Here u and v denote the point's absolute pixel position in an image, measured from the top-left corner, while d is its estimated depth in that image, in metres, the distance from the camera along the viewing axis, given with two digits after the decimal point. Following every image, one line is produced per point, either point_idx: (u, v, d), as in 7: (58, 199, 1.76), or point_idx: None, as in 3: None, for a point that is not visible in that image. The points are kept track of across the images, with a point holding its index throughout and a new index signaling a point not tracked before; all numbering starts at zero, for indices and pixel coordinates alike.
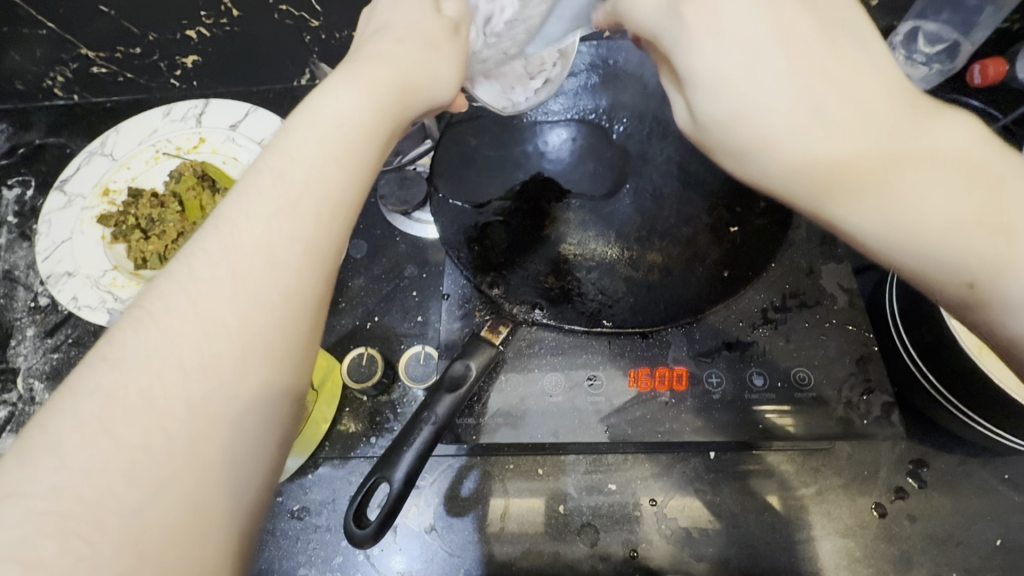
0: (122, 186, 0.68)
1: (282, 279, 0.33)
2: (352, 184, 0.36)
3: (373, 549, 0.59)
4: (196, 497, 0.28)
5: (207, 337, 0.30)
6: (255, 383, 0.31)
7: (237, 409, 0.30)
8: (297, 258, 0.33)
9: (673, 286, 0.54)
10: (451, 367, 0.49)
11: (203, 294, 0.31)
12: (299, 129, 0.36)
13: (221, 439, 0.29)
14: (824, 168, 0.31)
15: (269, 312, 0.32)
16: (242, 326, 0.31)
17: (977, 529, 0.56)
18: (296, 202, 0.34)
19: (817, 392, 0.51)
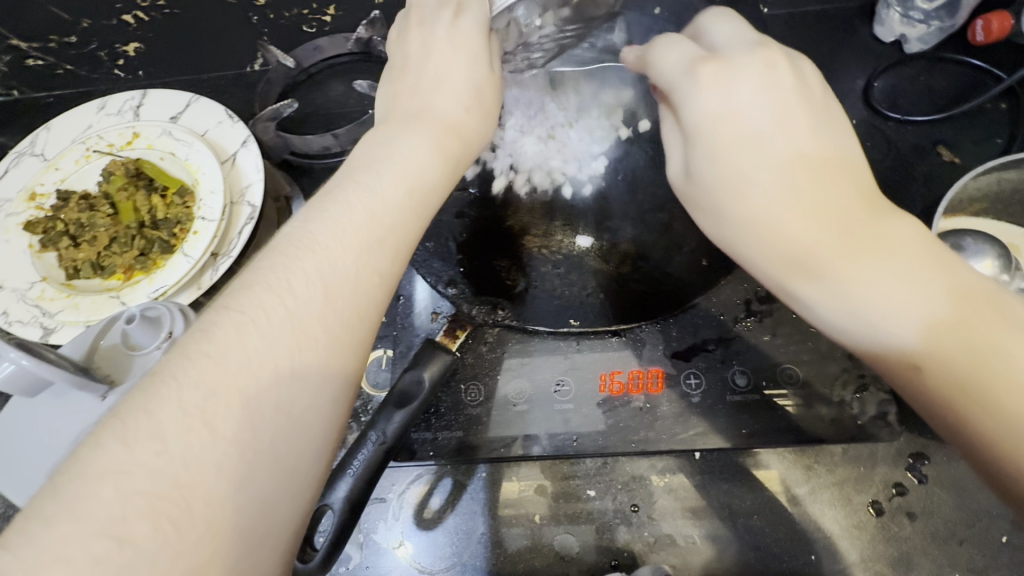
0: (51, 188, 0.62)
1: (366, 314, 0.34)
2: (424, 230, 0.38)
3: (338, 568, 0.55)
4: (263, 523, 0.27)
5: (300, 361, 0.30)
6: (333, 412, 0.32)
7: (319, 425, 0.31)
8: (378, 296, 0.34)
9: (646, 279, 0.49)
10: (401, 379, 0.45)
11: (301, 311, 0.31)
12: (393, 170, 0.37)
13: (301, 448, 0.30)
14: (788, 247, 0.33)
15: (354, 346, 0.33)
16: (335, 348, 0.32)
17: (982, 526, 0.52)
18: (385, 240, 0.35)
19: (806, 390, 0.47)
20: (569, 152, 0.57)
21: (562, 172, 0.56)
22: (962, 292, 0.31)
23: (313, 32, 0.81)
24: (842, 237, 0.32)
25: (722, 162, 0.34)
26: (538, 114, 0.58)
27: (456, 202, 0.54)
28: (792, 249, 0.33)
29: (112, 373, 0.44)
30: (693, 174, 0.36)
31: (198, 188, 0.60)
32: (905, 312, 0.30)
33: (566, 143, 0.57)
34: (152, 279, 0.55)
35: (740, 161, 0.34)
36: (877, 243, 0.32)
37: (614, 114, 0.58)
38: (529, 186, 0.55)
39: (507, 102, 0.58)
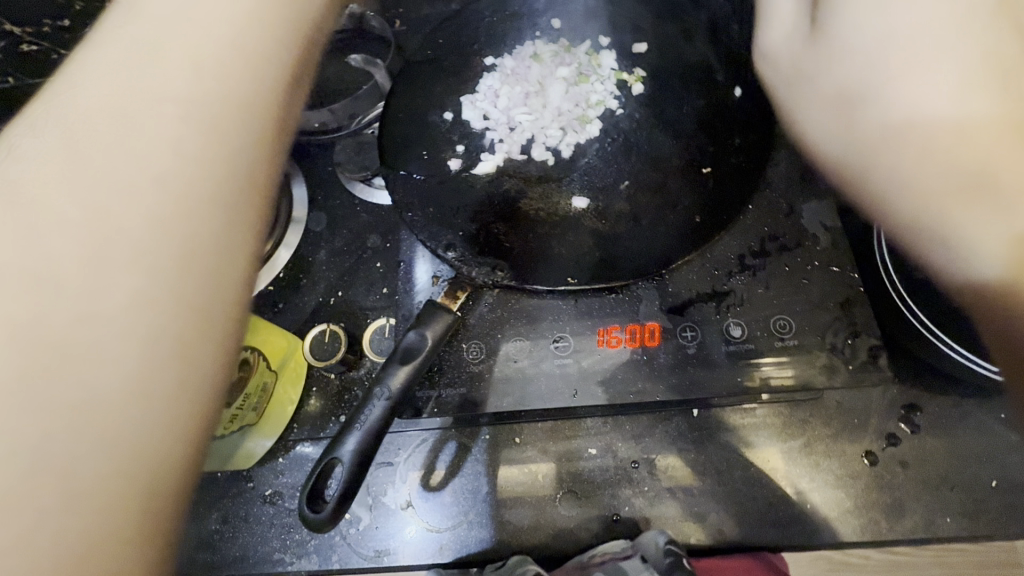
0: None
1: (158, 153, 0.25)
2: (255, 30, 0.29)
3: (349, 530, 0.57)
4: (37, 460, 0.21)
5: (45, 239, 0.23)
6: (148, 309, 0.23)
7: (130, 352, 0.23)
8: (177, 122, 0.25)
9: (642, 237, 0.50)
10: (405, 338, 0.46)
11: (40, 178, 0.23)
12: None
13: (100, 391, 0.22)
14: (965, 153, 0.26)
15: (143, 194, 0.24)
16: (133, 239, 0.23)
17: (972, 472, 0.54)
18: (170, 52, 0.26)
19: (798, 339, 0.48)
20: (565, 120, 0.58)
21: (557, 138, 0.57)
22: None
23: None
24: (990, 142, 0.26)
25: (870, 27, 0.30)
26: (535, 81, 0.60)
27: (453, 171, 0.55)
28: (965, 138, 0.26)
29: None
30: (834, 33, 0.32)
31: None
32: None
33: (561, 112, 0.58)
34: None
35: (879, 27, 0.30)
36: None
37: (608, 80, 0.58)
38: (525, 155, 0.56)
39: (500, 74, 0.60)
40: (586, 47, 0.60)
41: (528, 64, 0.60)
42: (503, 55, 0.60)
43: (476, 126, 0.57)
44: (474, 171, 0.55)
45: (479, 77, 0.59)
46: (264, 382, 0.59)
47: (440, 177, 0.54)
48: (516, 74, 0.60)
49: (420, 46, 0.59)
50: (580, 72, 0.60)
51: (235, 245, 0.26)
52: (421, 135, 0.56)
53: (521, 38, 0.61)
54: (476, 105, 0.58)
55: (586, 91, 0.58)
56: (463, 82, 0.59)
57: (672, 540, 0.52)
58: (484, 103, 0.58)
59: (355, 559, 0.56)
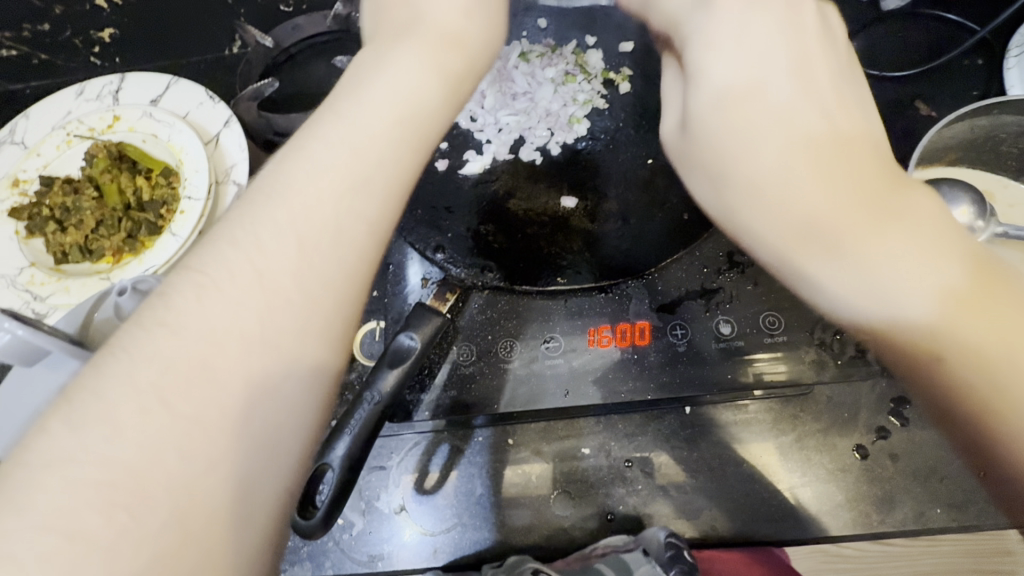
0: (34, 175, 0.61)
1: (346, 260, 0.31)
2: (410, 169, 0.35)
3: (343, 535, 0.57)
4: (240, 476, 0.27)
5: (270, 312, 0.29)
6: (312, 363, 0.30)
7: (293, 390, 0.29)
8: (360, 240, 0.32)
9: (628, 236, 0.51)
10: (394, 341, 0.45)
11: (264, 256, 0.30)
12: (375, 103, 0.34)
13: (280, 421, 0.29)
14: (800, 218, 0.30)
15: (333, 293, 0.31)
16: (305, 312, 0.30)
17: (962, 463, 0.54)
18: (358, 180, 0.32)
19: (787, 335, 0.48)
20: (553, 120, 0.57)
21: (544, 138, 0.56)
22: (953, 294, 0.28)
23: (290, 11, 0.78)
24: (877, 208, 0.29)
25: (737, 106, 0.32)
26: (523, 80, 0.60)
27: (440, 172, 0.55)
28: (790, 199, 0.30)
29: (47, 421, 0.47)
30: (693, 124, 0.33)
31: (182, 169, 0.60)
32: (908, 325, 0.28)
33: (550, 111, 0.57)
34: (142, 260, 0.56)
35: (757, 112, 0.32)
36: (897, 214, 0.28)
37: (595, 79, 0.58)
38: (513, 155, 0.56)
39: (488, 76, 0.59)
40: (572, 46, 0.60)
41: (514, 63, 0.60)
42: None
43: (461, 126, 0.58)
44: (461, 171, 0.55)
45: None
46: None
47: (426, 178, 0.54)
48: (503, 74, 0.59)
49: None
50: (567, 70, 0.59)
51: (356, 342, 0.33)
52: None
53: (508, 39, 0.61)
54: (465, 107, 0.58)
55: (575, 89, 0.58)
56: None
57: (673, 533, 0.53)
58: (473, 105, 0.58)
59: (349, 564, 0.56)
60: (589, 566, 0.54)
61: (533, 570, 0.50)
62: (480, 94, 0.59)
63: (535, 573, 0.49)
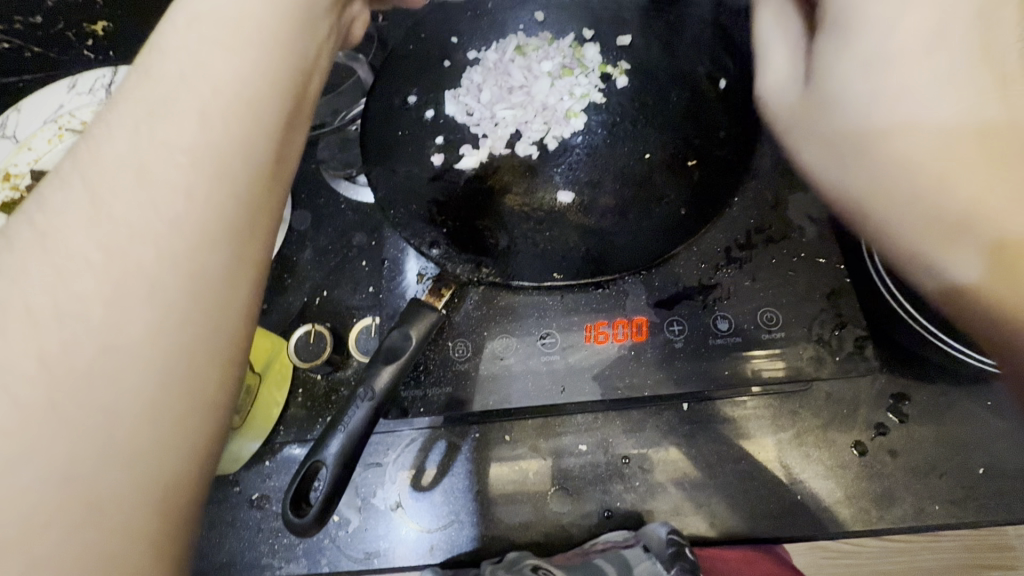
0: (26, 169, 0.61)
1: (168, 192, 0.27)
2: (248, 89, 0.30)
3: (339, 532, 0.56)
4: (67, 471, 0.23)
5: (71, 276, 0.25)
6: (141, 325, 0.25)
7: (116, 362, 0.25)
8: (181, 171, 0.27)
9: (627, 230, 0.50)
10: (389, 336, 0.45)
11: (68, 220, 0.26)
12: (178, 36, 0.30)
13: (102, 402, 0.24)
14: (947, 203, 0.29)
15: (156, 231, 0.26)
16: (117, 268, 0.25)
17: (961, 460, 0.54)
18: (168, 111, 0.28)
19: (785, 331, 0.48)
20: (550, 114, 0.57)
21: (540, 133, 0.56)
22: None
23: None
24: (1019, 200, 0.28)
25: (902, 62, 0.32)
26: (520, 74, 0.59)
27: (436, 166, 0.54)
28: (929, 172, 0.30)
29: None
30: (829, 83, 0.35)
31: None
32: None
33: (546, 105, 0.57)
34: None
35: (920, 74, 0.31)
36: None
37: (593, 73, 0.57)
38: (509, 149, 0.56)
39: (484, 70, 0.59)
40: (569, 40, 0.60)
41: (511, 57, 0.59)
42: (485, 49, 0.60)
43: (457, 120, 0.57)
44: (457, 166, 0.55)
45: (460, 72, 0.59)
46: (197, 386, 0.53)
47: (423, 173, 0.54)
48: (499, 69, 0.59)
49: (402, 38, 0.58)
50: (564, 64, 0.59)
51: (247, 280, 0.28)
52: (404, 133, 0.55)
53: (505, 33, 0.60)
54: (462, 101, 0.58)
55: (572, 83, 0.58)
56: (446, 78, 0.58)
57: (673, 530, 0.52)
58: (470, 100, 0.58)
59: (345, 561, 0.56)
60: (589, 561, 0.52)
61: (532, 566, 0.50)
62: (478, 89, 0.58)
63: (534, 569, 0.49)
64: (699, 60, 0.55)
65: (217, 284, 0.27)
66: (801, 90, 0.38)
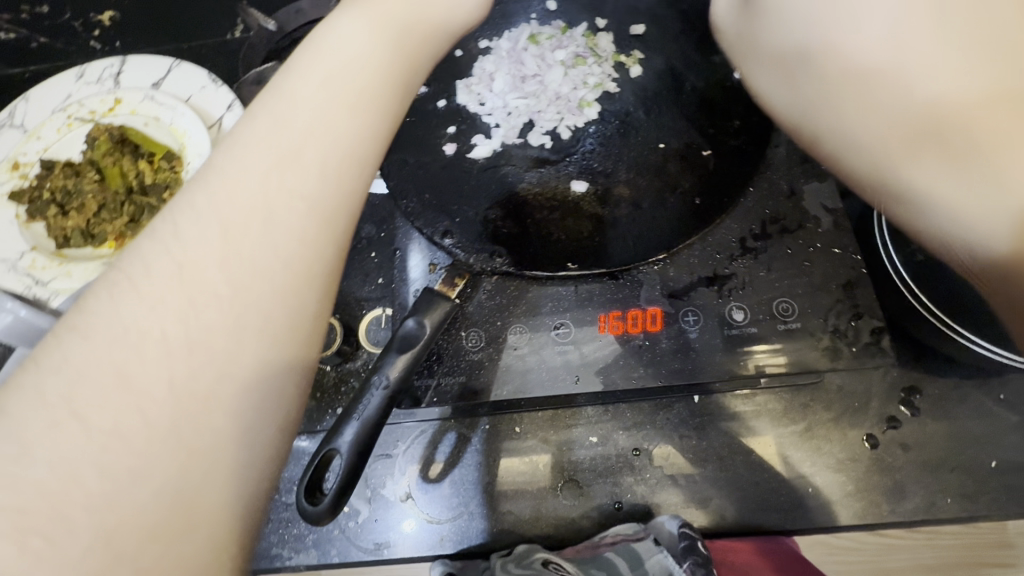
0: (34, 158, 0.60)
1: (283, 238, 0.29)
2: (364, 140, 0.32)
3: (349, 523, 0.56)
4: (181, 487, 0.25)
5: (193, 304, 0.26)
6: (253, 359, 0.27)
7: (234, 392, 0.26)
8: (300, 215, 0.29)
9: (641, 221, 0.49)
10: (402, 326, 0.45)
11: (189, 246, 0.27)
12: (307, 77, 0.32)
13: (217, 425, 0.26)
14: (913, 118, 0.31)
15: (268, 274, 0.28)
16: (237, 301, 0.27)
17: (973, 453, 0.53)
18: (295, 155, 0.30)
19: (801, 322, 0.48)
20: (562, 103, 0.56)
21: (554, 122, 0.55)
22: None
23: None
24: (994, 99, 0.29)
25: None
26: (534, 63, 0.58)
27: (448, 156, 0.54)
28: (887, 95, 0.32)
29: None
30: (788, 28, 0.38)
31: (185, 153, 0.59)
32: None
33: (559, 94, 0.57)
34: None
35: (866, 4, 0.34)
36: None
37: (606, 63, 0.57)
38: (522, 139, 0.55)
39: (497, 59, 0.58)
40: (582, 29, 0.59)
41: (523, 46, 0.59)
42: (496, 38, 0.59)
43: (469, 110, 0.57)
44: (469, 155, 0.54)
45: (472, 61, 0.59)
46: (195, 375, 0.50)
47: (434, 163, 0.54)
48: (511, 57, 0.58)
49: None
50: (577, 53, 0.58)
51: (323, 325, 0.31)
52: (415, 123, 0.55)
53: (517, 23, 0.60)
54: (475, 91, 0.57)
55: (585, 72, 0.57)
56: (457, 67, 0.58)
57: (687, 524, 0.52)
58: (482, 89, 0.57)
59: (355, 552, 0.56)
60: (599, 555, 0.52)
61: (542, 561, 0.50)
62: (490, 78, 0.58)
63: (545, 564, 0.49)
64: (714, 48, 0.54)
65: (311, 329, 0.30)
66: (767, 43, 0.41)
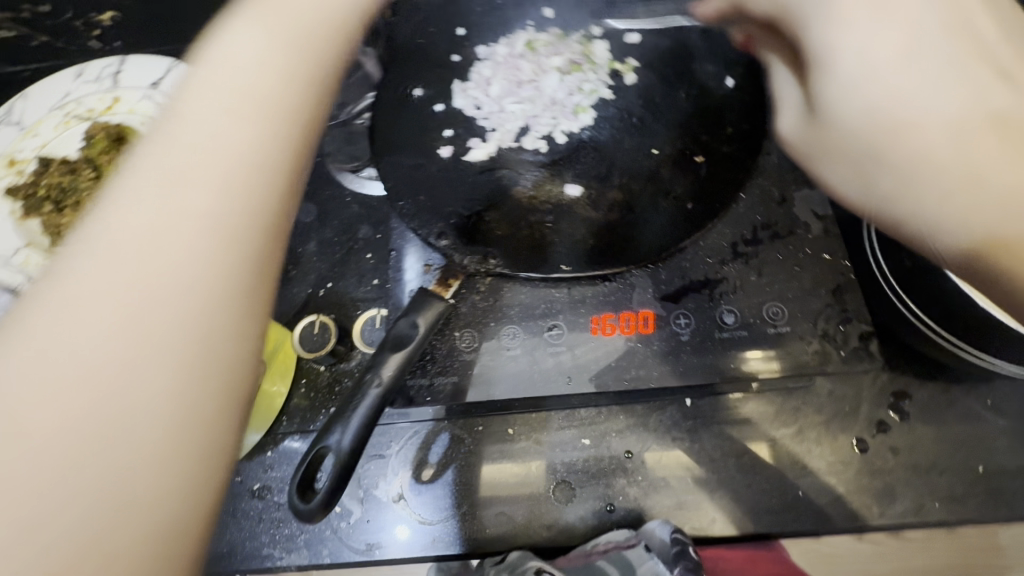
0: (31, 155, 0.61)
1: (185, 252, 0.26)
2: (272, 143, 0.30)
3: (340, 523, 0.56)
4: (76, 528, 0.22)
5: (80, 335, 0.24)
6: (154, 384, 0.24)
7: (138, 421, 0.24)
8: (202, 226, 0.27)
9: (634, 224, 0.50)
10: (396, 325, 0.45)
11: (81, 274, 0.25)
12: (202, 93, 0.30)
13: (115, 460, 0.23)
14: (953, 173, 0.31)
15: (168, 293, 0.25)
16: (133, 325, 0.24)
17: (960, 458, 0.54)
18: (192, 167, 0.28)
19: (790, 326, 0.48)
20: (558, 109, 0.57)
21: (550, 127, 0.56)
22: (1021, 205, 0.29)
23: None
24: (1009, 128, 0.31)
25: (840, 41, 0.35)
26: (530, 68, 0.60)
27: (444, 158, 0.55)
28: (926, 164, 0.32)
29: None
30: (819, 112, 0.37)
31: None
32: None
33: (555, 99, 0.58)
34: None
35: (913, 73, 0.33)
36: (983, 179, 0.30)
37: (601, 69, 0.58)
38: (517, 143, 0.56)
39: (494, 64, 0.59)
40: (579, 35, 0.60)
41: (520, 51, 0.60)
42: (494, 43, 0.60)
43: (466, 113, 0.57)
44: (466, 158, 0.55)
45: (469, 65, 0.60)
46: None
47: (431, 165, 0.54)
48: (509, 63, 0.59)
49: (411, 32, 0.59)
50: (573, 60, 0.59)
51: (249, 337, 0.27)
52: (414, 125, 0.56)
53: (514, 29, 0.61)
54: (473, 95, 0.58)
55: (581, 78, 0.58)
56: (455, 72, 0.59)
57: (677, 529, 0.52)
58: (480, 94, 0.58)
59: (347, 552, 0.56)
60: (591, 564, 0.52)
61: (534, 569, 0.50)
62: (489, 83, 0.59)
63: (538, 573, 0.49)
64: (706, 57, 0.55)
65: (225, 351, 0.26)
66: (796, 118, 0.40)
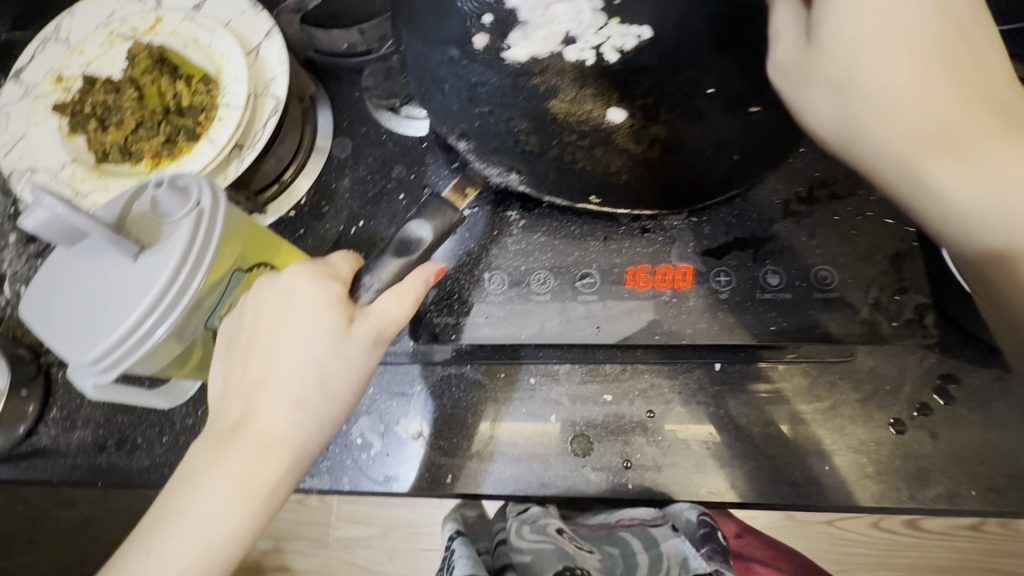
0: (77, 73, 0.61)
1: (306, 370, 0.40)
2: (322, 311, 0.40)
3: (361, 454, 0.58)
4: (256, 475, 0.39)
5: (277, 392, 0.40)
6: (283, 422, 0.40)
7: (292, 432, 0.40)
8: (308, 365, 0.40)
9: (676, 160, 0.47)
10: (405, 228, 0.43)
11: (277, 369, 0.40)
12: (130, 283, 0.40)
13: (271, 441, 0.40)
14: (923, 121, 0.36)
15: (302, 387, 0.40)
16: (310, 397, 0.40)
17: (1005, 448, 0.51)
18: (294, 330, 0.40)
19: (839, 292, 0.45)
20: None
21: None
22: (936, 135, 0.36)
23: None
24: (958, 62, 0.37)
25: None
26: None
27: (476, 47, 0.50)
28: (897, 103, 0.37)
29: (142, 238, 0.41)
30: (820, 38, 0.39)
31: (222, 76, 0.58)
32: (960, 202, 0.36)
33: None
34: (179, 164, 0.55)
35: (889, 18, 0.37)
36: (960, 142, 0.36)
37: None
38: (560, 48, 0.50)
39: None
40: None
41: None
42: None
43: None
44: (503, 53, 0.50)
45: None
46: (238, 270, 0.47)
47: (473, 75, 0.50)
48: None
49: None
50: None
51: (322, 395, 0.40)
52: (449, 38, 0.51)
53: None
54: None
55: None
56: None
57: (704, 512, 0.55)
58: None
59: (366, 482, 0.57)
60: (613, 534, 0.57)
61: (555, 528, 0.56)
62: None
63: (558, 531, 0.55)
64: None
65: (283, 495, 0.41)
66: (792, 47, 0.42)
